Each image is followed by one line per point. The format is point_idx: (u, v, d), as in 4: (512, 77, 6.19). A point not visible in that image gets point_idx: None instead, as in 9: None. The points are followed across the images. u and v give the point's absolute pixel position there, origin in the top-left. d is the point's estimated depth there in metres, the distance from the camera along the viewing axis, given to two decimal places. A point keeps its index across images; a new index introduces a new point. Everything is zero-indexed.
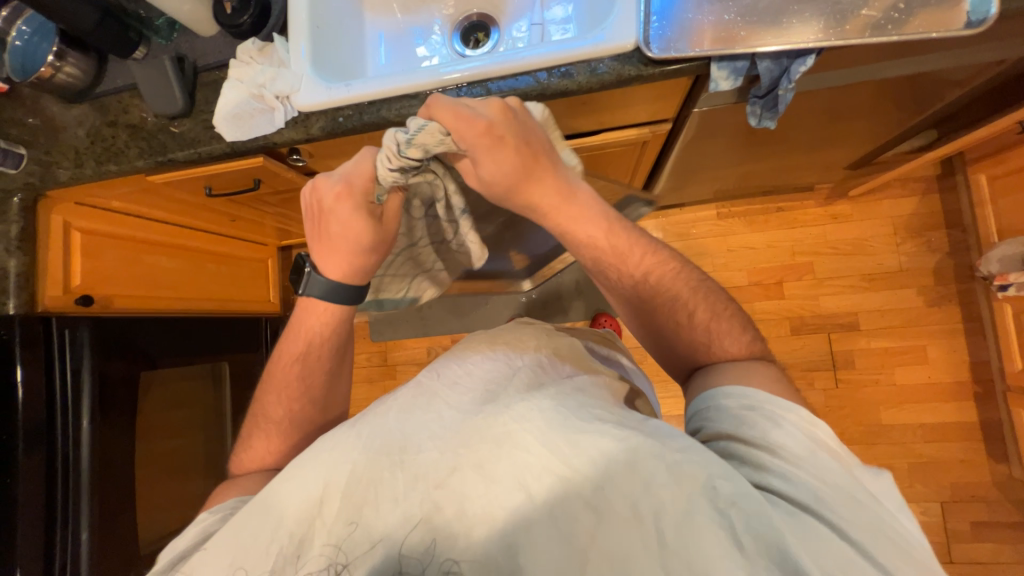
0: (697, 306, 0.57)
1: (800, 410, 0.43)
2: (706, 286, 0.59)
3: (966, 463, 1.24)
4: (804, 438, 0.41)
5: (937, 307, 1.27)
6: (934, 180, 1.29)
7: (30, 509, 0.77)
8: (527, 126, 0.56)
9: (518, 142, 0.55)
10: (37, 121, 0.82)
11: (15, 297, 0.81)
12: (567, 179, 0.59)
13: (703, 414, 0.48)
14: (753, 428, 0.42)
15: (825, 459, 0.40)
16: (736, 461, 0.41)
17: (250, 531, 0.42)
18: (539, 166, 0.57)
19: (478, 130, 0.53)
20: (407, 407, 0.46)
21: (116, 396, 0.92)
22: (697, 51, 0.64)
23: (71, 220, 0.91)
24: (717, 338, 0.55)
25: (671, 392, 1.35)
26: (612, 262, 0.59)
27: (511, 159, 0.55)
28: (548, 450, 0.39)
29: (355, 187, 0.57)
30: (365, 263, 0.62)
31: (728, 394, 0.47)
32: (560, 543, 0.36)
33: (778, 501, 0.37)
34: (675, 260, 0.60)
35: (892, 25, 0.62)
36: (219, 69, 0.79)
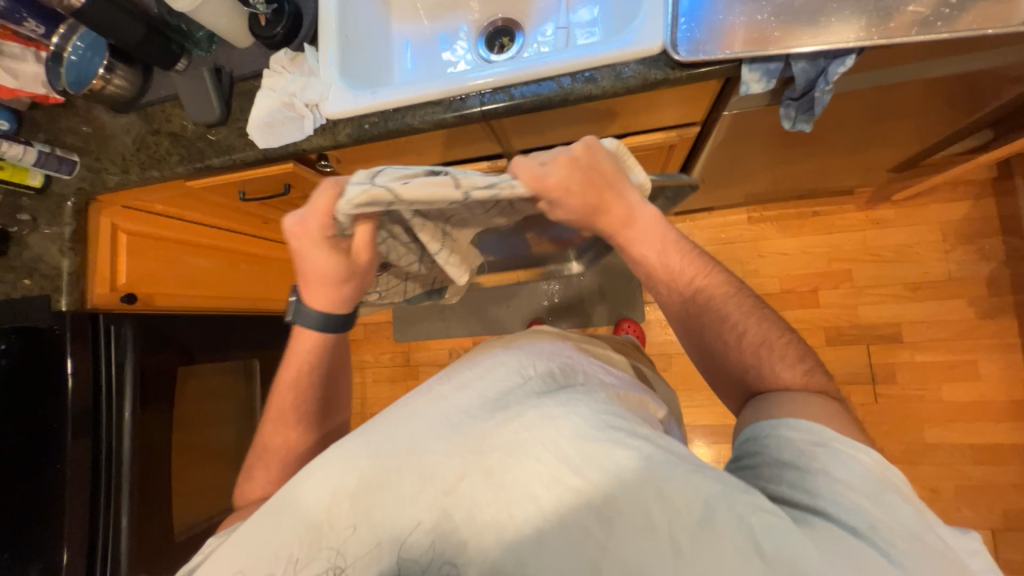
0: (748, 329, 0.53)
1: (873, 451, 0.41)
2: (762, 312, 0.55)
3: (1021, 488, 1.15)
4: (869, 474, 0.39)
5: (990, 319, 1.19)
6: (990, 183, 1.20)
7: (78, 492, 0.82)
8: (602, 160, 0.55)
9: (587, 181, 0.54)
10: (90, 130, 0.88)
11: (67, 295, 0.87)
12: (636, 202, 0.57)
13: (755, 436, 0.45)
14: (813, 457, 0.41)
15: (891, 494, 0.38)
16: (789, 484, 0.41)
17: (261, 533, 0.42)
18: (613, 195, 0.56)
19: (558, 178, 0.52)
20: (415, 411, 0.46)
21: (156, 389, 0.96)
22: (728, 54, 0.62)
23: (119, 222, 0.96)
24: (768, 361, 0.51)
25: (696, 401, 1.31)
26: (660, 280, 0.58)
27: (589, 198, 0.54)
28: (559, 460, 0.38)
29: (305, 227, 0.53)
30: (344, 294, 0.60)
31: (794, 427, 0.43)
32: (570, 552, 0.36)
33: (828, 527, 0.37)
34: (730, 284, 0.57)
35: (941, 22, 0.58)
36: (253, 79, 0.82)
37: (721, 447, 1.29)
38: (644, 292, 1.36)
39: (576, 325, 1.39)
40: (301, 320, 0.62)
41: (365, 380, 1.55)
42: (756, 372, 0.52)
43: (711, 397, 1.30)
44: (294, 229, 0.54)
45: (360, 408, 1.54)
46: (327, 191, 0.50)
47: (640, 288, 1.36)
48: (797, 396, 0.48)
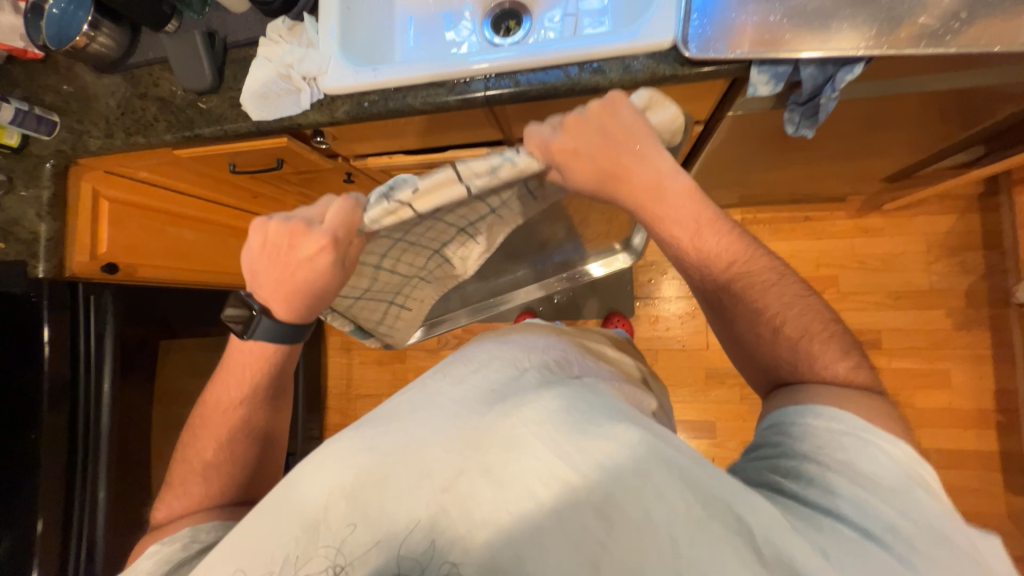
0: (785, 321, 0.53)
1: (902, 444, 0.43)
2: (803, 302, 0.54)
3: (980, 493, 1.20)
4: (893, 468, 0.41)
5: (966, 331, 1.23)
6: (977, 198, 1.23)
7: (54, 464, 0.80)
8: (616, 120, 0.54)
9: (597, 143, 0.53)
10: (72, 89, 0.84)
11: (45, 261, 0.84)
12: (666, 164, 0.54)
13: (782, 427, 0.47)
14: (840, 450, 0.43)
15: (914, 489, 0.40)
16: (804, 481, 0.42)
17: (257, 535, 0.42)
18: (629, 149, 0.53)
19: (564, 139, 0.52)
20: (414, 407, 0.46)
21: (136, 361, 0.94)
22: (738, 53, 0.61)
23: (100, 189, 0.93)
24: (806, 355, 0.51)
25: (679, 397, 1.34)
26: (694, 264, 0.57)
27: (601, 160, 0.53)
28: (558, 456, 0.38)
29: (334, 238, 0.52)
30: (311, 307, 0.57)
31: (819, 415, 0.46)
32: (570, 551, 0.36)
33: (839, 527, 0.38)
34: (771, 272, 0.55)
35: (949, 35, 0.59)
36: (248, 47, 0.79)
37: (701, 442, 1.32)
38: (635, 288, 1.37)
39: (566, 317, 1.40)
40: (258, 329, 0.58)
41: (352, 361, 1.54)
42: (793, 366, 0.52)
43: (694, 394, 1.33)
44: (285, 227, 0.54)
45: (345, 390, 1.54)
46: (344, 207, 0.51)
47: (631, 284, 1.37)
48: (826, 388, 0.49)
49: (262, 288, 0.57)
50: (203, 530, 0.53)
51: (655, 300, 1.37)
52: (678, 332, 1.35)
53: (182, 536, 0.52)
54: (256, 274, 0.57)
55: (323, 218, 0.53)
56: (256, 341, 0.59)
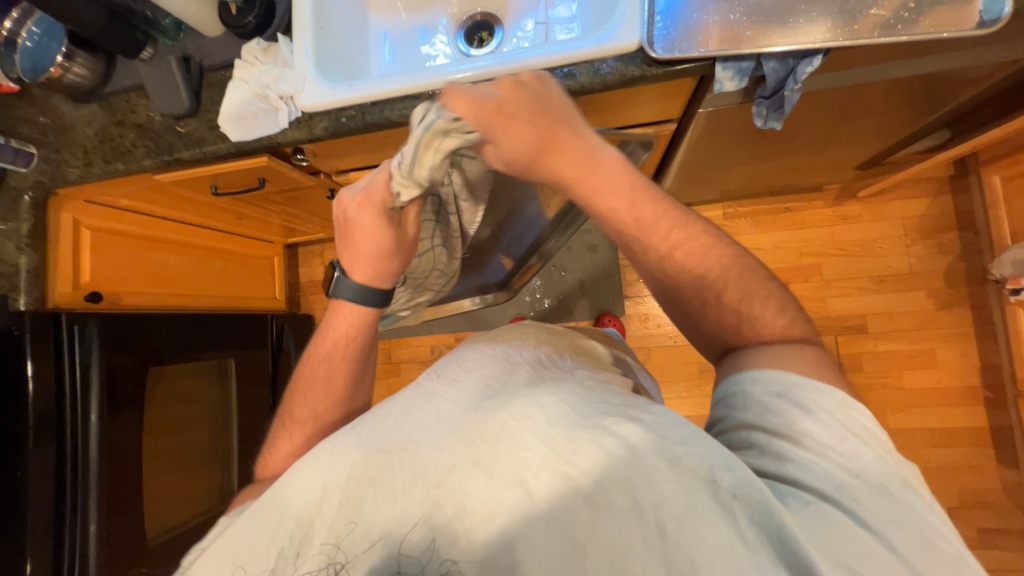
0: (726, 285, 0.52)
1: (838, 392, 0.42)
2: (739, 263, 0.53)
3: (975, 469, 1.22)
4: (830, 422, 0.40)
5: (948, 310, 1.25)
6: (946, 181, 1.27)
7: (40, 501, 0.79)
8: (540, 94, 0.55)
9: (531, 111, 0.53)
10: (48, 120, 0.84)
11: (26, 293, 0.83)
12: (589, 141, 0.55)
13: (727, 399, 0.46)
14: (779, 415, 0.42)
15: (851, 438, 0.40)
16: (756, 452, 0.41)
17: (253, 534, 0.43)
18: (565, 119, 0.55)
19: (496, 103, 0.53)
20: (407, 406, 0.46)
21: (124, 390, 0.93)
22: (702, 52, 0.63)
23: (82, 218, 0.93)
24: (748, 319, 0.51)
25: (674, 393, 1.35)
26: (634, 237, 0.55)
27: (533, 129, 0.53)
28: (547, 447, 0.39)
29: (369, 196, 0.58)
30: (387, 265, 0.62)
31: (755, 380, 0.45)
32: (561, 539, 0.36)
33: (795, 492, 0.38)
34: (707, 235, 0.55)
35: (901, 25, 0.61)
36: (224, 70, 0.79)
37: None
38: (624, 287, 1.39)
39: (558, 320, 1.41)
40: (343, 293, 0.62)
41: None
42: (738, 327, 0.51)
43: (689, 389, 1.34)
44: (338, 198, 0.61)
45: None
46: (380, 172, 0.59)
47: (620, 284, 1.38)
48: (763, 350, 0.48)
49: (342, 256, 0.63)
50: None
51: (645, 298, 1.38)
52: (669, 329, 1.36)
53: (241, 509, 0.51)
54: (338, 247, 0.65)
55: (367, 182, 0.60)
56: (337, 304, 0.64)
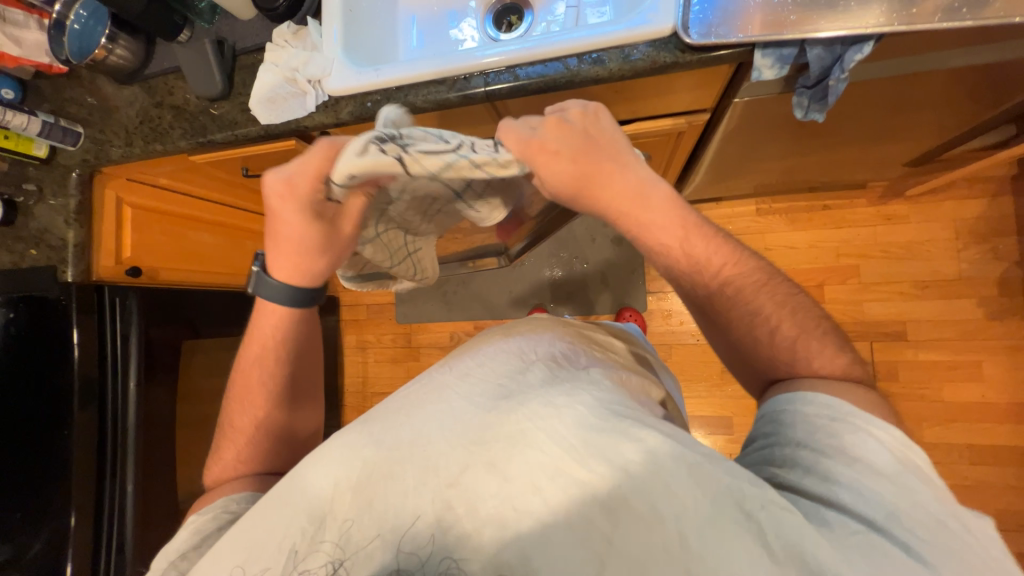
0: (781, 321, 0.50)
1: (895, 429, 0.41)
2: (794, 301, 0.52)
3: (1017, 490, 1.15)
4: (887, 453, 0.39)
5: (999, 320, 1.17)
6: (1008, 180, 1.17)
7: (85, 460, 0.84)
8: (597, 127, 0.54)
9: (577, 146, 0.53)
10: (94, 101, 0.87)
11: (74, 265, 0.88)
12: (643, 175, 0.54)
13: (773, 417, 0.45)
14: (831, 436, 0.41)
15: (909, 472, 0.38)
16: (799, 471, 0.40)
17: (266, 523, 0.43)
18: (615, 153, 0.54)
19: (545, 138, 0.52)
20: (420, 399, 0.47)
21: (160, 360, 0.98)
22: (742, 37, 0.60)
23: (123, 196, 0.97)
24: (804, 357, 0.48)
25: (694, 392, 1.32)
26: (685, 271, 0.54)
27: (578, 164, 0.53)
28: (565, 452, 0.39)
29: (294, 186, 0.53)
30: (313, 266, 0.59)
31: (809, 402, 0.44)
32: (579, 548, 0.36)
33: (843, 519, 0.36)
34: (763, 272, 0.53)
35: (966, 9, 0.56)
36: (256, 53, 0.81)
37: (718, 439, 1.29)
38: (647, 281, 1.35)
39: (579, 312, 1.39)
40: (264, 291, 0.61)
41: (366, 360, 1.57)
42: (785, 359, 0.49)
43: (710, 389, 1.31)
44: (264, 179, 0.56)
45: (361, 388, 1.56)
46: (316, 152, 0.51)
47: (644, 278, 1.35)
48: (822, 382, 0.46)
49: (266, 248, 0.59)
50: (236, 501, 0.54)
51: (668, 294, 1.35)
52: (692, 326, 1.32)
53: (216, 505, 0.54)
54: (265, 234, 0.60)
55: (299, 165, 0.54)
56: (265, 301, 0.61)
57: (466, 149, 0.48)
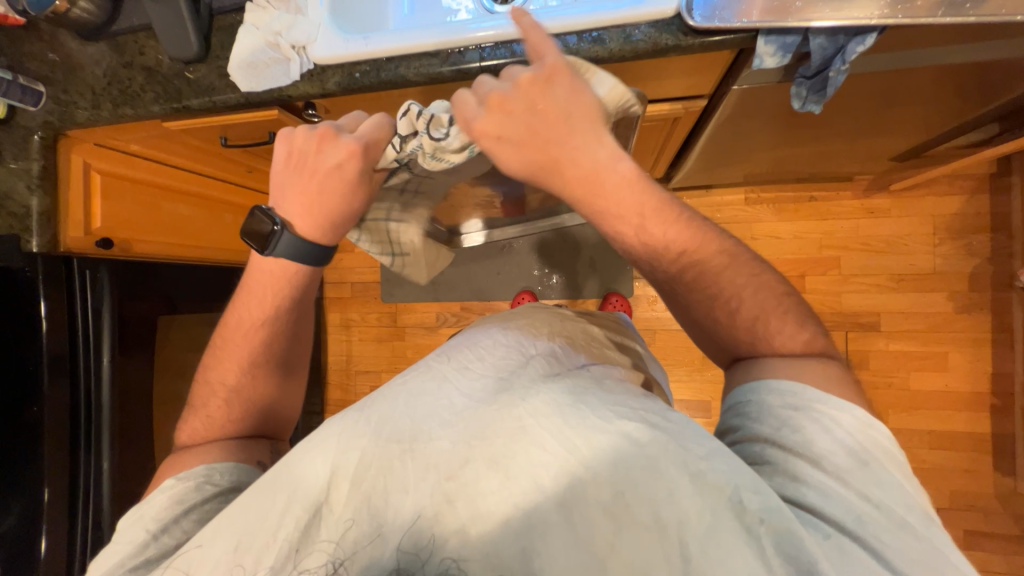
0: (741, 303, 0.51)
1: (856, 410, 0.42)
2: (756, 282, 0.51)
3: (969, 473, 1.22)
4: (849, 446, 0.40)
5: (967, 314, 1.22)
6: (987, 179, 1.20)
7: (56, 437, 0.82)
8: (547, 99, 0.50)
9: (525, 131, 0.50)
10: (56, 58, 0.81)
11: (38, 235, 0.83)
12: (605, 153, 0.51)
13: (739, 409, 0.46)
14: (795, 429, 0.42)
15: (873, 464, 0.40)
16: (770, 470, 0.42)
17: (256, 514, 0.42)
18: (575, 129, 0.51)
19: (486, 123, 0.50)
20: (418, 390, 0.46)
21: (134, 335, 0.94)
22: (745, 22, 0.58)
23: (92, 161, 0.91)
24: (765, 335, 0.49)
25: (676, 376, 1.35)
26: (643, 256, 0.53)
27: (529, 146, 0.51)
28: (566, 451, 0.39)
29: (365, 146, 0.55)
30: (338, 227, 0.59)
31: (771, 391, 0.45)
32: (578, 550, 0.37)
33: (814, 520, 0.37)
34: (724, 253, 0.52)
35: (970, 4, 0.56)
36: (235, 13, 0.76)
37: (696, 421, 1.33)
38: (634, 267, 1.36)
39: (565, 296, 1.39)
40: (280, 249, 0.57)
41: (350, 338, 1.55)
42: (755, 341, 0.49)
43: (691, 373, 1.34)
44: (313, 134, 0.55)
45: (344, 366, 1.55)
46: (378, 124, 0.56)
47: (631, 264, 1.36)
48: (781, 362, 0.47)
49: (287, 207, 0.57)
50: (219, 472, 0.53)
51: None
52: None
53: (196, 475, 0.52)
54: (281, 189, 0.57)
55: (355, 129, 0.56)
56: (276, 258, 0.58)
57: (423, 126, 0.53)
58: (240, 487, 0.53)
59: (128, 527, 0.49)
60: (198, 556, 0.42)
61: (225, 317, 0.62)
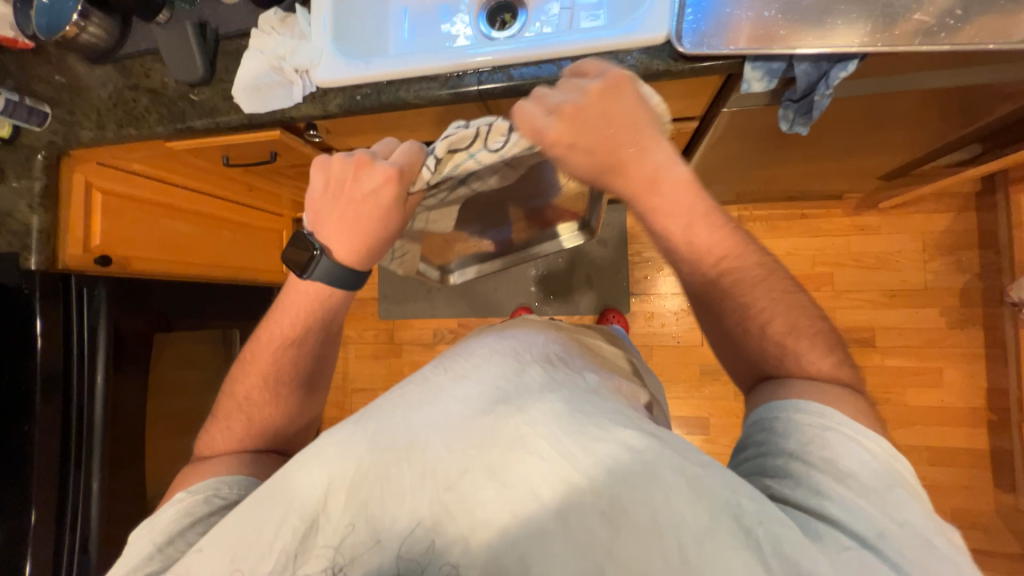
0: (775, 317, 0.52)
1: (881, 440, 0.43)
2: (790, 300, 0.53)
3: (970, 490, 1.21)
4: (872, 467, 0.41)
5: (959, 329, 1.23)
6: (973, 197, 1.23)
7: (46, 457, 0.80)
8: (615, 107, 0.53)
9: (597, 136, 0.53)
10: (64, 80, 0.83)
11: (37, 253, 0.84)
12: (664, 157, 0.54)
13: (764, 425, 0.47)
14: (823, 447, 0.42)
15: (897, 487, 0.40)
16: (791, 482, 0.41)
17: (253, 526, 0.42)
18: (642, 130, 0.53)
19: (559, 130, 0.52)
20: (416, 399, 0.46)
21: (129, 353, 0.94)
22: (732, 49, 0.61)
23: (93, 180, 0.92)
24: (793, 353, 0.50)
25: (674, 393, 1.34)
26: (683, 259, 0.56)
27: (599, 150, 0.53)
28: (563, 458, 0.39)
29: (400, 171, 0.55)
30: (374, 249, 0.60)
31: (801, 410, 0.45)
32: (576, 556, 0.37)
33: (833, 533, 0.37)
34: (761, 267, 0.54)
35: (944, 32, 0.58)
36: (240, 39, 0.78)
37: (695, 439, 1.33)
38: (630, 283, 1.37)
39: (563, 312, 1.40)
40: (319, 273, 0.58)
41: (347, 355, 1.54)
42: None
43: (689, 390, 1.34)
44: (349, 161, 0.56)
45: (341, 383, 1.54)
46: (410, 150, 0.57)
47: (627, 280, 1.37)
48: (810, 385, 0.48)
49: (326, 229, 0.59)
50: (227, 485, 0.52)
51: (651, 296, 1.37)
52: (673, 328, 1.35)
53: (205, 488, 0.52)
54: (320, 212, 0.59)
55: (389, 155, 0.57)
56: (313, 282, 0.59)
57: (479, 143, 0.53)
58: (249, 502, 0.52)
59: (134, 539, 0.48)
60: (198, 560, 0.42)
61: (255, 331, 0.63)
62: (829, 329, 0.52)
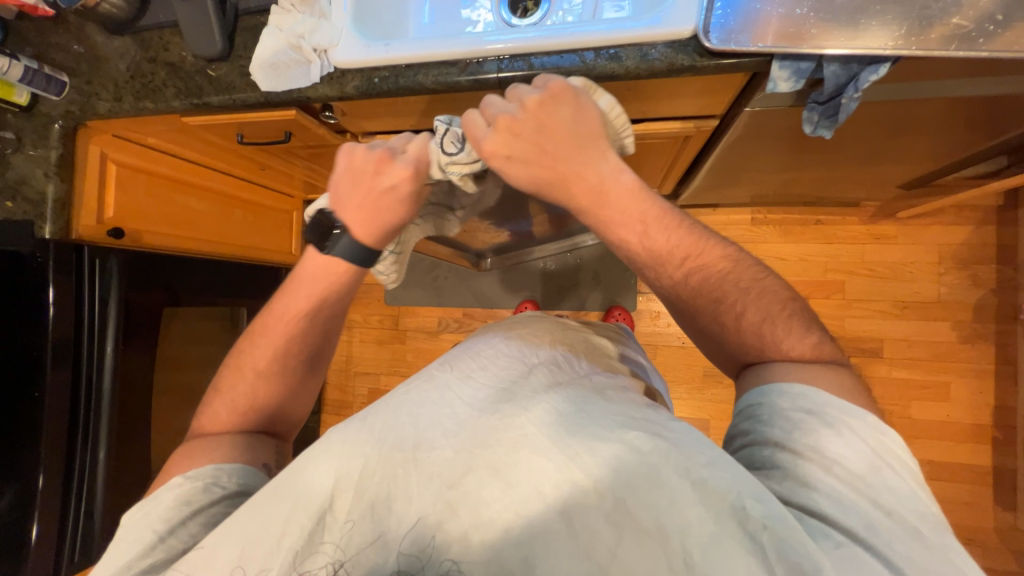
0: (747, 307, 0.51)
1: (868, 417, 0.42)
2: (760, 286, 0.52)
3: (970, 505, 1.21)
4: (861, 452, 0.40)
5: (970, 345, 1.21)
6: (994, 211, 1.20)
7: (55, 423, 0.81)
8: (554, 118, 0.53)
9: (533, 149, 0.53)
10: (82, 49, 0.83)
11: (52, 223, 0.84)
12: (610, 167, 0.53)
13: (751, 412, 0.46)
14: (807, 434, 0.41)
15: (884, 470, 0.40)
16: (779, 474, 0.41)
17: (258, 521, 0.42)
18: (586, 143, 0.53)
19: (496, 143, 0.53)
20: (420, 399, 0.46)
21: (138, 325, 0.95)
22: (761, 46, 0.60)
23: (109, 152, 0.92)
24: (770, 340, 0.49)
25: (676, 393, 1.34)
26: (647, 263, 0.54)
27: (536, 165, 0.53)
28: (567, 460, 0.39)
29: (419, 167, 0.56)
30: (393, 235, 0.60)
31: (784, 394, 0.45)
32: (580, 559, 0.37)
33: (824, 529, 0.37)
34: (726, 260, 0.54)
35: (983, 38, 0.57)
36: (260, 15, 0.78)
37: None
38: (638, 282, 1.36)
39: (569, 307, 1.40)
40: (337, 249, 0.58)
41: (352, 339, 1.55)
42: (762, 354, 0.50)
43: (691, 391, 1.33)
44: (371, 154, 0.56)
45: (345, 366, 1.55)
46: (425, 141, 0.57)
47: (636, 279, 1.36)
48: (791, 368, 0.47)
49: (344, 210, 0.57)
50: (227, 473, 0.52)
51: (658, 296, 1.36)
52: (678, 329, 1.34)
53: (205, 475, 0.51)
54: (338, 198, 0.58)
55: (407, 148, 0.57)
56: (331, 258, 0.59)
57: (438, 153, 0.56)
58: (248, 491, 0.52)
59: (133, 523, 0.48)
60: (200, 558, 0.42)
61: (263, 313, 0.62)
62: (806, 313, 0.51)
